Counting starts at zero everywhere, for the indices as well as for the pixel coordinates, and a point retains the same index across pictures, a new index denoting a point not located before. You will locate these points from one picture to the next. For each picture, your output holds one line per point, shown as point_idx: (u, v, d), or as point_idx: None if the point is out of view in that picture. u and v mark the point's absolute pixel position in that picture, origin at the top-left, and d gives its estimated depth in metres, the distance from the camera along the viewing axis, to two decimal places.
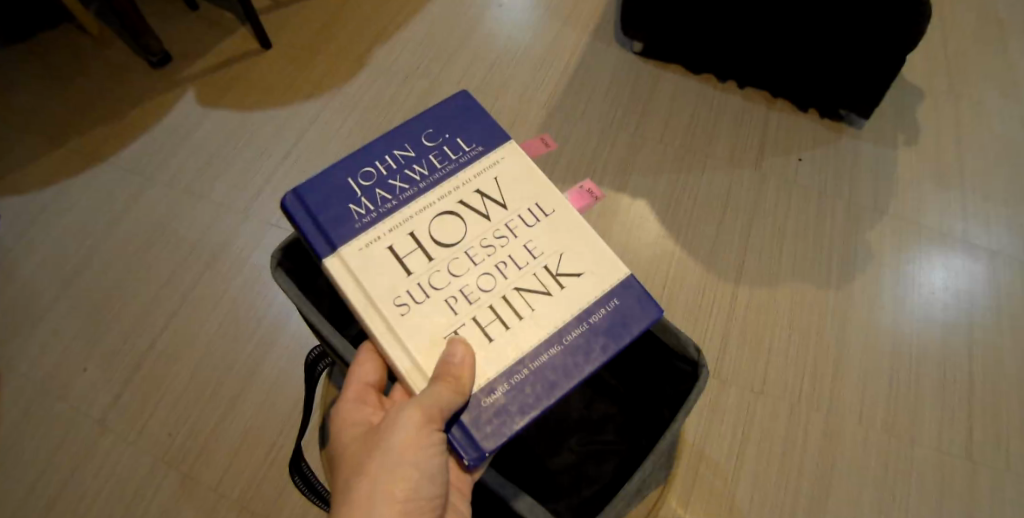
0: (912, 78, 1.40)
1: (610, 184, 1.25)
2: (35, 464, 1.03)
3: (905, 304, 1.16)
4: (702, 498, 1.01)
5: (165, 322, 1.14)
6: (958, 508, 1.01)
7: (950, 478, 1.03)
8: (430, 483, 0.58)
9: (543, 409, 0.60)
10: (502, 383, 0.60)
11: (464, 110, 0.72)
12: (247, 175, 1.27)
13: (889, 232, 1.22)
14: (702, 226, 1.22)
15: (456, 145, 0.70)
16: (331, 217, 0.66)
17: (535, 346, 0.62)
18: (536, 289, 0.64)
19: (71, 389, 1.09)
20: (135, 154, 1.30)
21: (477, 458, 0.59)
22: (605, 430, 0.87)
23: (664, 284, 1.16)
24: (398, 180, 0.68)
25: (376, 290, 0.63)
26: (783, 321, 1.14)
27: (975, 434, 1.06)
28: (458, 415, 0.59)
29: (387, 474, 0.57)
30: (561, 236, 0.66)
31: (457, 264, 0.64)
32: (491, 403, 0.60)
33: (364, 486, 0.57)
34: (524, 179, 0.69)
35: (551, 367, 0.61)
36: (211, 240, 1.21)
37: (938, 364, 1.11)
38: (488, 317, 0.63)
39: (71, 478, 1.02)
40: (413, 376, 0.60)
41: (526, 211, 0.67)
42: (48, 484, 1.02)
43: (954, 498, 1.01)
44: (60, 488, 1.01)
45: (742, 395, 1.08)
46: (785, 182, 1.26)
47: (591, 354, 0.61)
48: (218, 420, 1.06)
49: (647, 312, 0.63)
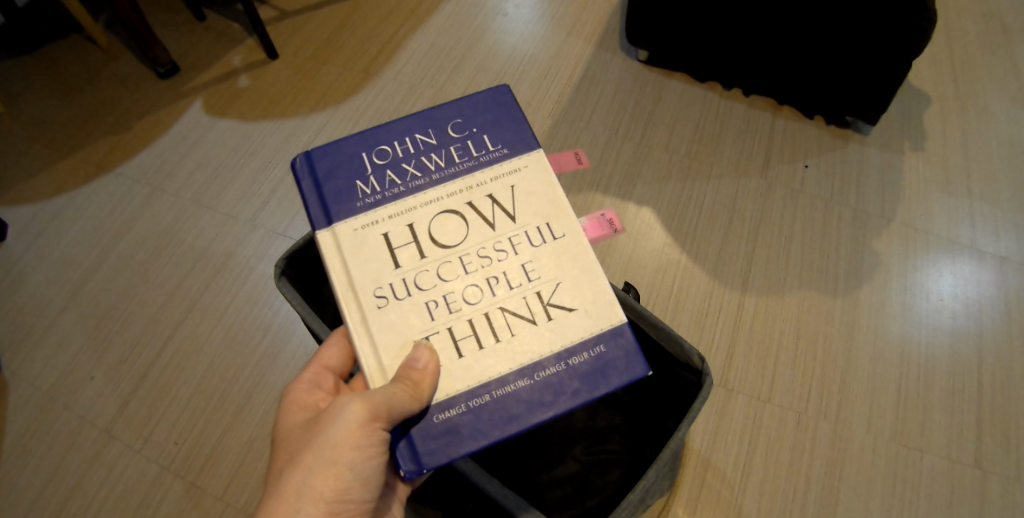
0: (919, 85, 1.39)
1: (615, 193, 1.25)
2: (41, 473, 1.04)
3: (913, 311, 1.16)
4: (708, 505, 1.01)
5: (171, 331, 1.15)
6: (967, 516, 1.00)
7: (959, 486, 1.02)
8: (362, 485, 0.61)
9: (494, 439, 0.60)
10: (462, 402, 0.61)
11: (499, 107, 0.71)
12: (254, 185, 1.28)
13: (895, 239, 1.22)
14: (708, 234, 1.21)
15: (483, 142, 0.70)
16: (337, 188, 0.66)
17: (504, 374, 0.61)
18: (521, 314, 0.63)
19: (78, 398, 1.10)
20: (142, 164, 1.31)
21: (414, 471, 0.59)
22: (610, 440, 0.86)
23: (670, 292, 1.16)
24: (412, 165, 0.68)
25: (362, 276, 0.63)
26: (790, 329, 1.13)
27: (986, 442, 1.05)
28: (409, 427, 0.60)
29: (320, 467, 0.59)
30: (564, 263, 0.65)
31: (447, 269, 0.64)
32: (445, 420, 0.60)
33: (295, 476, 0.59)
34: (542, 195, 0.67)
35: (515, 399, 0.61)
36: (217, 249, 1.22)
37: (947, 372, 1.10)
38: (464, 330, 0.63)
39: (76, 488, 1.03)
40: (375, 376, 0.61)
41: (534, 229, 0.66)
42: (54, 493, 1.02)
43: (964, 507, 1.00)
44: (67, 497, 1.02)
45: (750, 404, 1.07)
46: (791, 189, 1.26)
47: (561, 395, 0.61)
48: (224, 429, 1.07)
49: (632, 367, 0.62)
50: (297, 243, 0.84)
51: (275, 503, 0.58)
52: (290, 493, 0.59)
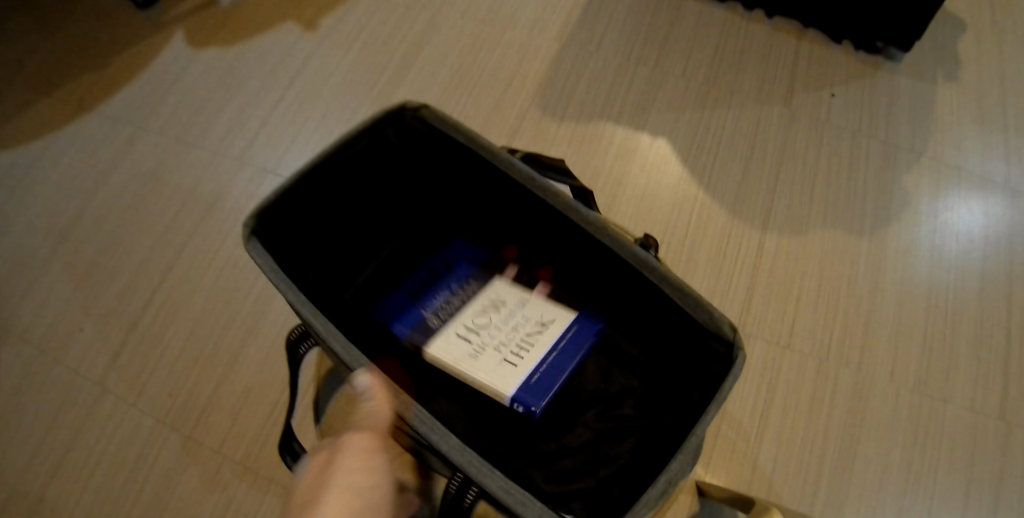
0: (954, 10, 1.30)
1: (628, 122, 1.17)
2: (36, 427, 1.01)
3: (941, 252, 1.09)
4: (723, 457, 0.97)
5: (160, 279, 1.09)
6: (990, 469, 0.95)
7: (983, 439, 0.97)
8: None
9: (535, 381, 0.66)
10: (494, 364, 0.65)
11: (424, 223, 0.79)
12: (242, 120, 1.20)
13: (925, 176, 1.14)
14: (726, 168, 1.14)
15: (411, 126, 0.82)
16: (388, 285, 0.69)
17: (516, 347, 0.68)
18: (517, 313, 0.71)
19: (69, 352, 1.06)
20: (124, 102, 1.23)
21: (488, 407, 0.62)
22: (623, 405, 0.79)
23: (687, 229, 1.09)
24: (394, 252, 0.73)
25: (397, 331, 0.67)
26: (813, 268, 1.07)
27: (1012, 392, 0.99)
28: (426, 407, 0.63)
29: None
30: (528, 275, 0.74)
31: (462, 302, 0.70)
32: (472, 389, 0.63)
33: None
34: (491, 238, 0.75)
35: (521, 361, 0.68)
36: (205, 189, 1.15)
37: (976, 318, 1.04)
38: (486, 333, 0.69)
39: (73, 444, 1.00)
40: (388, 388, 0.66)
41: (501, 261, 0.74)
42: (51, 450, 0.99)
43: (988, 459, 0.95)
44: (64, 455, 0.99)
45: (769, 349, 1.02)
46: (817, 120, 1.18)
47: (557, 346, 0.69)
48: (219, 379, 1.03)
49: None
50: (274, 197, 0.75)
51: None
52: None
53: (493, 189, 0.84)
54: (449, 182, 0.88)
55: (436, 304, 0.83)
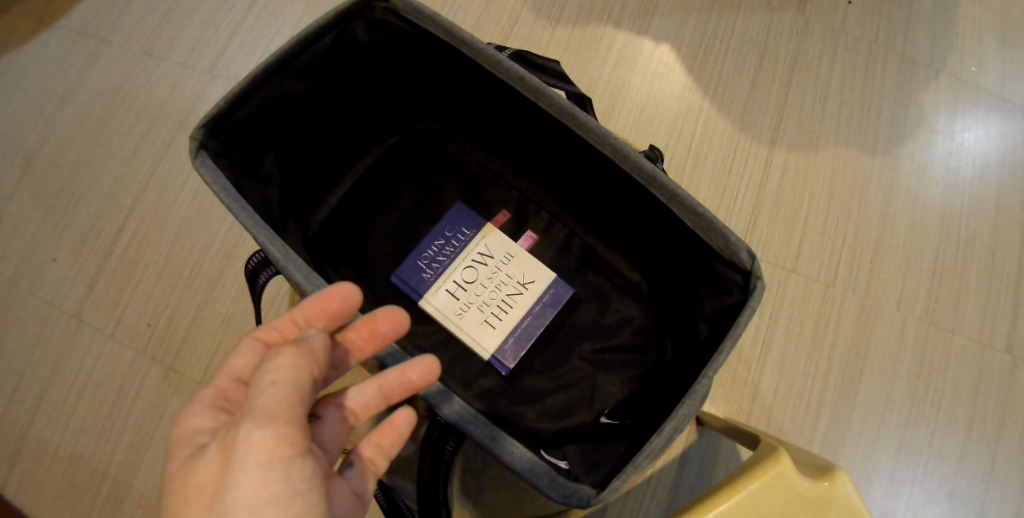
0: None
1: (628, 25, 1.09)
2: (14, 358, 0.97)
3: (955, 176, 1.03)
4: (722, 385, 0.93)
5: (133, 204, 1.03)
6: (994, 401, 0.92)
7: (988, 369, 0.93)
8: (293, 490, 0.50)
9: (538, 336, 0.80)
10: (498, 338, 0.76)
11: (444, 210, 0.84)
12: (211, 28, 1.11)
13: (944, 94, 1.06)
14: (731, 81, 1.06)
15: (383, 25, 0.71)
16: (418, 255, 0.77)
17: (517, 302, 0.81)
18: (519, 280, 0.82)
19: (42, 281, 1.01)
20: (85, 13, 1.14)
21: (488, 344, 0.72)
22: (619, 335, 0.82)
23: (690, 146, 1.03)
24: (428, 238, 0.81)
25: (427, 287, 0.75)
26: (821, 187, 1.02)
27: (1021, 323, 0.95)
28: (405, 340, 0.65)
29: (250, 479, 0.48)
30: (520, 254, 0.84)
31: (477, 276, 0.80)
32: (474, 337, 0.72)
33: (239, 430, 0.49)
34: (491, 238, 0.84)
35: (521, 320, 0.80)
36: (176, 103, 1.08)
37: (988, 246, 0.99)
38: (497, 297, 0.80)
39: (53, 378, 0.96)
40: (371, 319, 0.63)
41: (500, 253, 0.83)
42: (31, 383, 0.96)
43: (992, 390, 0.92)
44: (43, 390, 0.95)
45: (773, 273, 0.98)
46: (831, 27, 1.09)
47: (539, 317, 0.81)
48: (199, 306, 0.98)
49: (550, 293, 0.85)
50: (225, 104, 0.65)
51: (183, 453, 0.52)
52: (224, 450, 0.50)
53: (487, 101, 0.77)
54: (436, 84, 0.81)
55: (428, 256, 0.82)
